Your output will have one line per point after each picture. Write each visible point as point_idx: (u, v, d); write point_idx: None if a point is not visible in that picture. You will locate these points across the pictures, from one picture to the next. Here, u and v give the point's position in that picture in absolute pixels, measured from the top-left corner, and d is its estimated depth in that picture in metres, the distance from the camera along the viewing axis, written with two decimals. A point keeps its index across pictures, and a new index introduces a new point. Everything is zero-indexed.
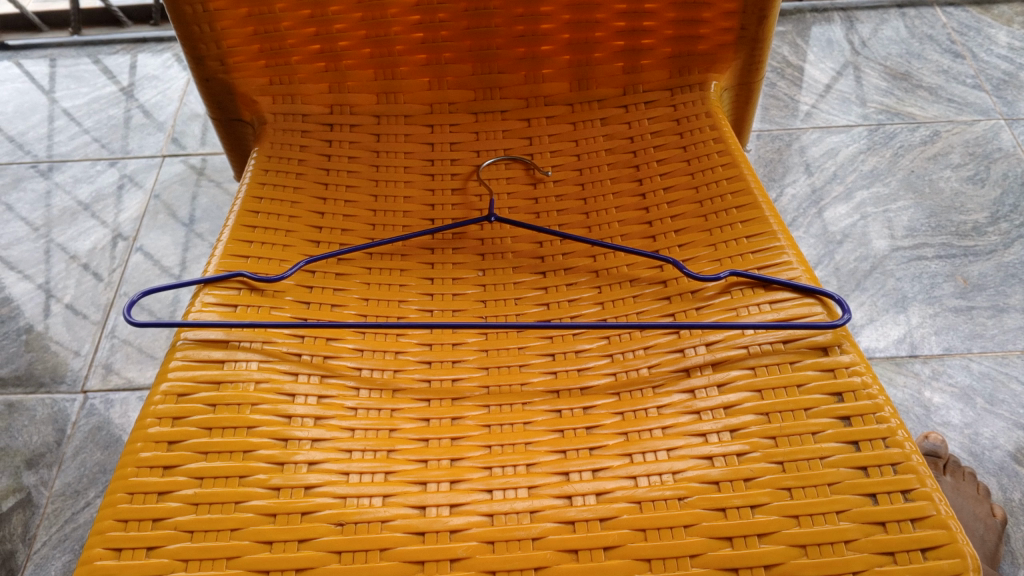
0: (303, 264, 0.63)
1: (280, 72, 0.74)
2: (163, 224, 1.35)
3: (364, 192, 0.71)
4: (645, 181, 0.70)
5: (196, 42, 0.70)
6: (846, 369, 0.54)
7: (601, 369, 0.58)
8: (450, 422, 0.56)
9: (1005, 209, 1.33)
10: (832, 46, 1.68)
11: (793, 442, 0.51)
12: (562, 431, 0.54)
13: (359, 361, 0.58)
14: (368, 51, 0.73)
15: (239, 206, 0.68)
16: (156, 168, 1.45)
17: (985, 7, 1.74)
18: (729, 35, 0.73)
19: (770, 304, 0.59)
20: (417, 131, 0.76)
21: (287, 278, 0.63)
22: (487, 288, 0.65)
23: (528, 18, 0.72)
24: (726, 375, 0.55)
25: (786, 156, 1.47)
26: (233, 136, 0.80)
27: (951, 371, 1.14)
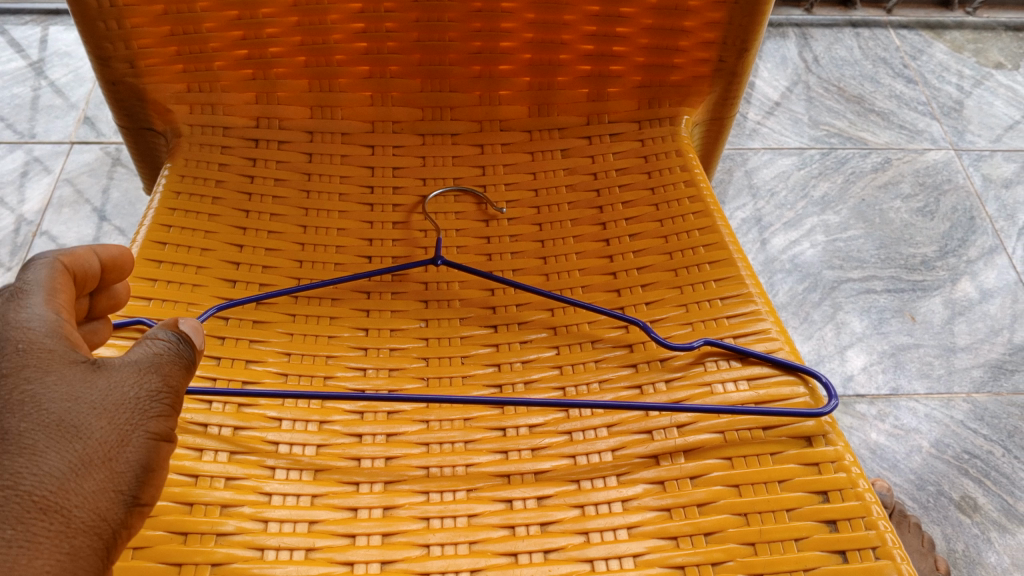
0: (215, 311, 0.54)
1: (199, 78, 0.64)
2: (68, 218, 1.20)
3: (292, 222, 0.63)
4: (609, 225, 0.63)
5: (100, 41, 0.60)
6: (832, 464, 0.48)
7: (558, 450, 0.51)
8: (381, 513, 0.48)
9: (954, 245, 1.31)
10: (785, 62, 1.63)
11: (774, 549, 0.46)
12: (512, 528, 0.48)
13: (279, 434, 0.51)
14: (302, 59, 0.64)
15: (144, 233, 0.59)
16: (64, 155, 1.28)
17: (937, 32, 1.72)
18: (706, 67, 0.66)
19: (748, 381, 0.53)
20: (356, 152, 0.67)
21: None
22: (430, 342, 0.57)
23: (486, 34, 0.64)
24: (701, 465, 0.49)
25: (736, 177, 1.42)
26: (142, 147, 0.70)
27: (898, 413, 1.11)
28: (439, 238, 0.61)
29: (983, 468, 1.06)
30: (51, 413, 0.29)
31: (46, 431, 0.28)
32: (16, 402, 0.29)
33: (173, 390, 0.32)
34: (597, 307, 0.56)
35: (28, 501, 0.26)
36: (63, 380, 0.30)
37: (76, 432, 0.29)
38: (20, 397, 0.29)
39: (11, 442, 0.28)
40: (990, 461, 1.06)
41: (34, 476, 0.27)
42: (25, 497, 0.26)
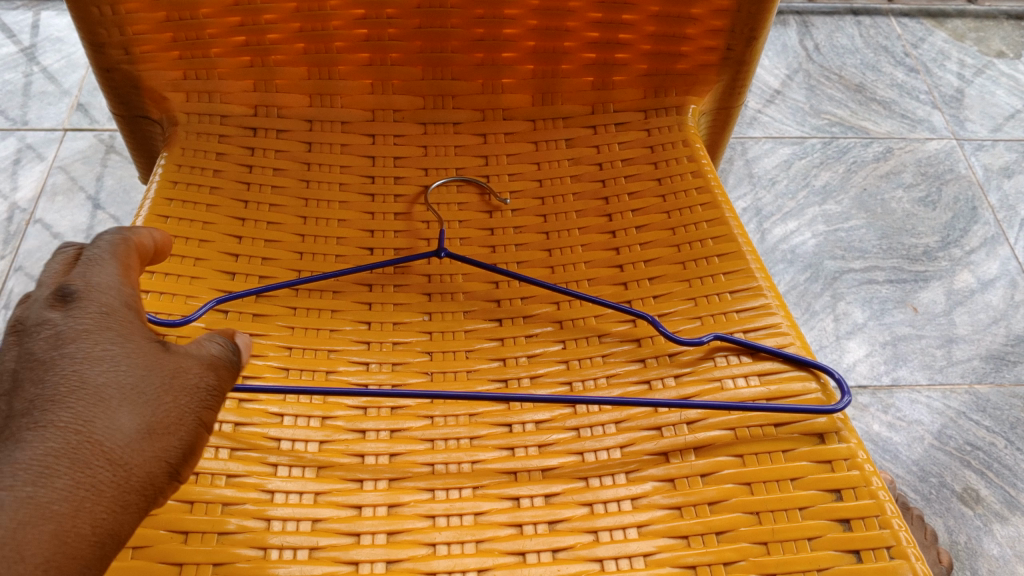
0: (214, 304, 0.53)
1: (196, 65, 0.63)
2: (62, 207, 1.17)
3: (291, 212, 0.61)
4: (615, 216, 0.62)
5: (94, 26, 0.58)
6: (845, 462, 0.47)
7: (566, 446, 0.50)
8: (386, 512, 0.47)
9: (955, 235, 1.26)
10: (785, 51, 1.57)
11: (787, 549, 0.45)
12: (521, 526, 0.47)
13: (281, 430, 0.50)
14: (301, 46, 0.63)
15: (140, 224, 0.58)
16: (58, 142, 1.24)
17: (939, 21, 1.66)
18: (713, 55, 0.65)
19: (759, 377, 0.52)
20: (356, 141, 0.65)
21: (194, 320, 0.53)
22: (433, 336, 0.56)
23: (489, 21, 0.63)
24: (711, 463, 0.48)
25: (735, 166, 1.36)
26: (138, 135, 0.69)
27: (900, 405, 1.06)
28: (442, 230, 0.60)
29: (985, 460, 1.01)
30: (128, 376, 0.32)
31: (124, 391, 0.31)
32: (101, 356, 0.31)
33: (220, 391, 0.35)
34: (604, 301, 0.55)
35: (102, 451, 0.29)
36: (141, 350, 0.33)
37: (148, 401, 0.31)
38: (106, 353, 0.32)
39: (95, 391, 0.30)
40: (992, 453, 1.02)
41: (111, 429, 0.30)
42: (99, 445, 0.29)
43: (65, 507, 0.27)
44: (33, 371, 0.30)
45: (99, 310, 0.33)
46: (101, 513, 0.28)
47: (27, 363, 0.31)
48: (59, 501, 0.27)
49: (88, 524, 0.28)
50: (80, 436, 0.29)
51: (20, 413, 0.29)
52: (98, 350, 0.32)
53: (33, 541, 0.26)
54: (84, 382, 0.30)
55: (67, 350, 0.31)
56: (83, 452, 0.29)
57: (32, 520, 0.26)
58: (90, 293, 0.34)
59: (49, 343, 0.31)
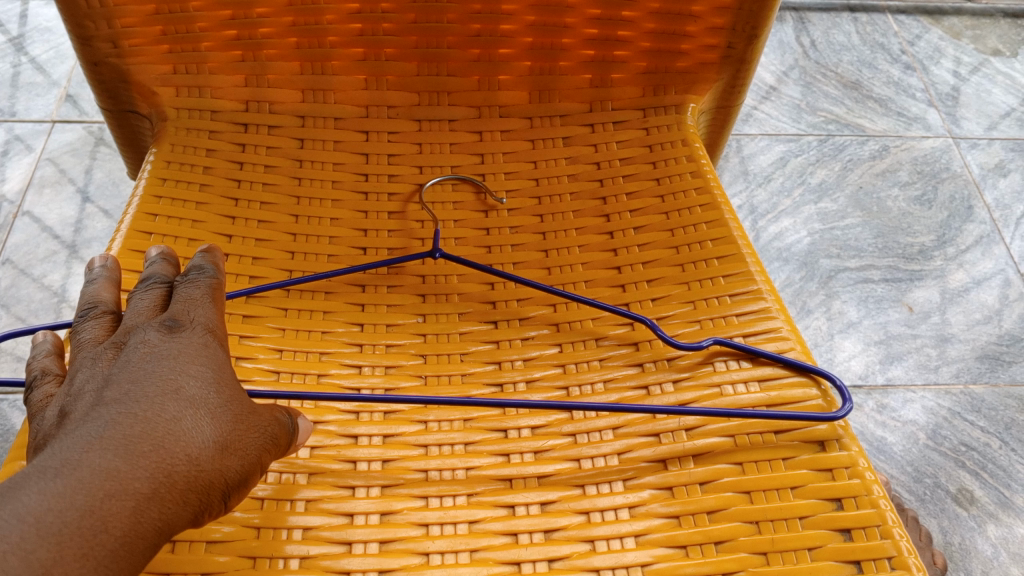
0: None
1: (186, 59, 0.61)
2: (50, 200, 1.14)
3: (283, 211, 0.60)
4: (613, 217, 0.61)
5: (81, 19, 0.57)
6: (846, 470, 0.47)
7: (562, 453, 0.49)
8: (379, 519, 0.46)
9: (951, 233, 1.22)
10: (782, 47, 1.51)
11: (787, 559, 0.44)
12: (516, 535, 0.46)
13: None
14: (294, 40, 0.62)
15: (128, 222, 0.56)
16: (45, 134, 1.22)
17: (935, 18, 1.60)
18: (713, 53, 0.64)
19: (759, 383, 0.51)
20: (349, 138, 0.64)
21: None
22: (427, 338, 0.55)
23: (486, 16, 0.61)
24: (711, 471, 0.48)
25: (729, 163, 1.31)
26: (126, 129, 0.67)
27: (895, 404, 1.03)
28: (437, 230, 0.59)
29: (980, 461, 0.98)
30: (214, 393, 0.35)
31: (211, 404, 0.34)
32: (195, 371, 0.35)
33: (283, 441, 0.38)
34: (601, 303, 0.54)
35: (181, 449, 0.32)
36: (229, 377, 0.36)
37: (229, 418, 0.34)
38: (199, 369, 0.35)
39: (186, 398, 0.33)
40: (987, 454, 0.99)
41: (193, 433, 0.33)
42: (181, 444, 0.32)
43: (142, 488, 0.30)
44: (132, 373, 0.34)
45: (200, 336, 0.37)
46: (168, 504, 0.31)
47: (127, 366, 0.35)
48: (137, 482, 0.30)
49: (157, 511, 0.31)
50: (165, 430, 0.32)
51: (115, 403, 0.32)
52: (192, 366, 0.35)
53: (110, 512, 0.29)
54: (177, 389, 0.34)
55: (164, 362, 0.35)
56: (165, 445, 0.32)
57: (113, 492, 0.29)
58: (192, 323, 0.37)
59: (149, 355, 0.35)
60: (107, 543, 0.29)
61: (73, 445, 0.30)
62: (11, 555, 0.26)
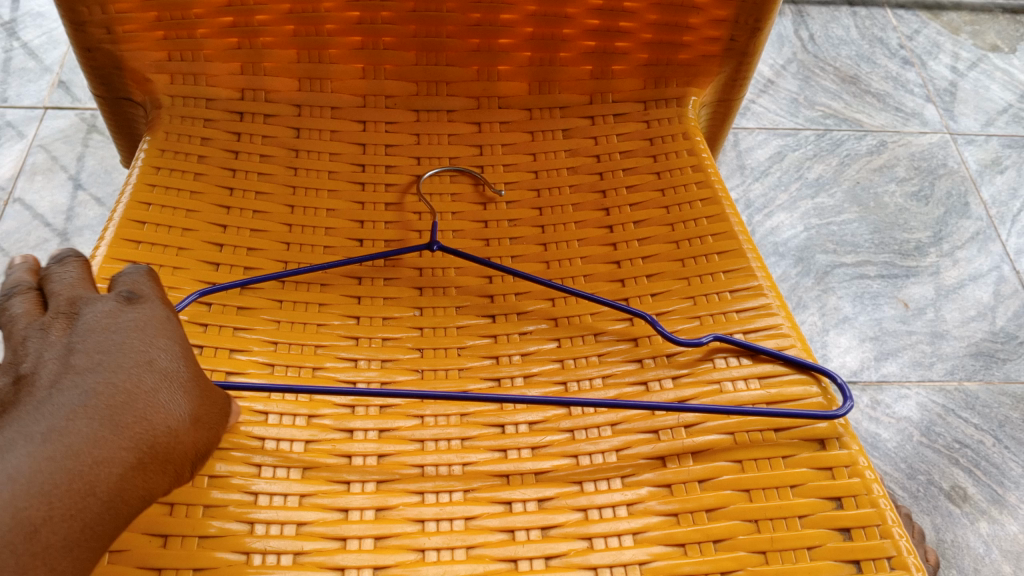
0: (197, 296, 0.51)
1: (181, 45, 0.61)
2: (41, 187, 1.13)
3: (278, 201, 0.59)
4: (612, 211, 0.60)
5: (74, 4, 0.56)
6: (846, 469, 0.46)
7: (560, 450, 0.49)
8: (374, 515, 0.46)
9: (947, 229, 1.22)
10: (781, 40, 1.50)
11: (786, 558, 0.44)
12: (512, 533, 0.46)
13: (266, 429, 0.48)
14: (290, 28, 0.61)
15: (121, 211, 0.56)
16: (38, 120, 1.20)
17: (934, 13, 1.60)
18: (715, 46, 0.63)
19: (759, 380, 0.51)
20: (347, 128, 0.63)
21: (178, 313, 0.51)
22: (424, 332, 0.55)
23: (486, 6, 0.60)
24: (710, 468, 0.47)
25: (727, 156, 1.30)
26: (120, 116, 0.66)
27: (889, 400, 1.03)
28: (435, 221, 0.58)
29: (973, 458, 0.98)
30: (184, 367, 0.37)
31: (182, 378, 0.36)
32: (164, 346, 0.37)
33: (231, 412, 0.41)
34: (600, 299, 0.54)
35: (161, 422, 0.34)
36: (192, 352, 0.38)
37: (198, 393, 0.37)
38: (168, 344, 0.37)
39: (160, 371, 0.35)
40: (981, 451, 0.99)
41: (169, 407, 0.35)
42: (161, 419, 0.34)
43: (126, 458, 0.33)
44: (101, 342, 0.35)
45: (161, 308, 0.38)
46: (149, 472, 0.34)
47: (91, 334, 0.35)
48: (122, 452, 0.33)
49: (138, 479, 0.33)
50: (145, 403, 0.34)
51: (90, 370, 0.34)
52: (161, 339, 0.37)
53: (97, 479, 0.32)
54: (151, 362, 0.35)
55: (133, 333, 0.36)
56: (146, 417, 0.34)
57: (102, 459, 0.32)
58: (147, 296, 0.38)
59: (116, 322, 0.36)
60: (94, 504, 0.31)
61: (57, 410, 0.32)
62: (8, 512, 0.29)
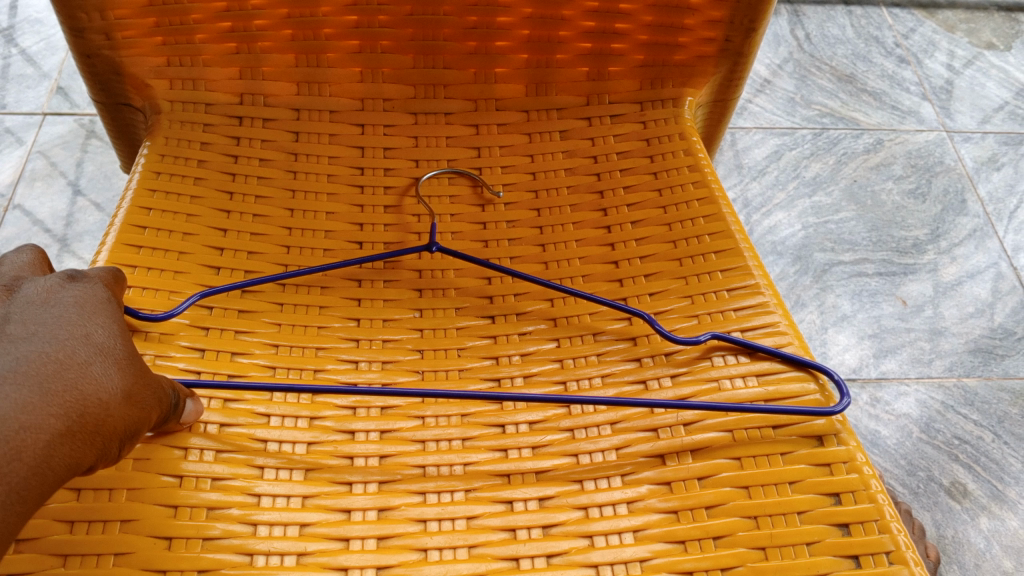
0: (198, 298, 0.52)
1: (180, 51, 0.61)
2: (41, 193, 1.13)
3: (278, 204, 0.60)
4: (610, 211, 0.61)
5: (73, 10, 0.56)
6: (845, 465, 0.47)
7: (560, 448, 0.49)
8: (376, 515, 0.46)
9: (944, 227, 1.22)
10: (776, 40, 1.50)
11: (785, 554, 0.44)
12: (514, 532, 0.46)
13: (268, 431, 0.48)
14: (289, 32, 0.61)
15: (122, 215, 0.56)
16: (37, 126, 1.20)
17: (930, 11, 1.60)
18: (710, 47, 0.64)
19: (757, 377, 0.51)
20: (345, 132, 0.64)
21: (179, 314, 0.51)
22: (424, 333, 0.55)
23: (482, 9, 0.61)
24: (709, 466, 0.48)
25: (724, 156, 1.31)
26: (119, 122, 0.67)
27: (888, 397, 1.03)
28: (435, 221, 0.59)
29: (973, 454, 0.99)
30: (120, 344, 0.38)
31: (117, 354, 0.37)
32: (101, 323, 0.37)
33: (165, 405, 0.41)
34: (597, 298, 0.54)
35: (93, 394, 0.35)
36: (129, 335, 0.39)
37: (133, 371, 0.37)
38: (105, 323, 0.38)
39: (96, 345, 0.36)
40: (980, 447, 0.99)
41: (102, 381, 0.35)
42: (94, 389, 0.35)
43: (55, 424, 0.33)
44: (38, 313, 0.36)
45: (100, 290, 0.40)
46: (78, 442, 0.34)
47: (29, 305, 0.37)
48: (52, 418, 0.33)
49: (67, 447, 0.33)
50: (78, 373, 0.35)
51: (25, 338, 0.35)
52: (98, 317, 0.38)
53: (25, 441, 0.32)
54: (87, 336, 0.36)
55: (70, 309, 0.37)
56: (78, 386, 0.34)
57: (30, 425, 0.32)
58: (88, 281, 0.40)
59: (54, 297, 0.37)
60: (20, 467, 0.31)
61: None
62: None
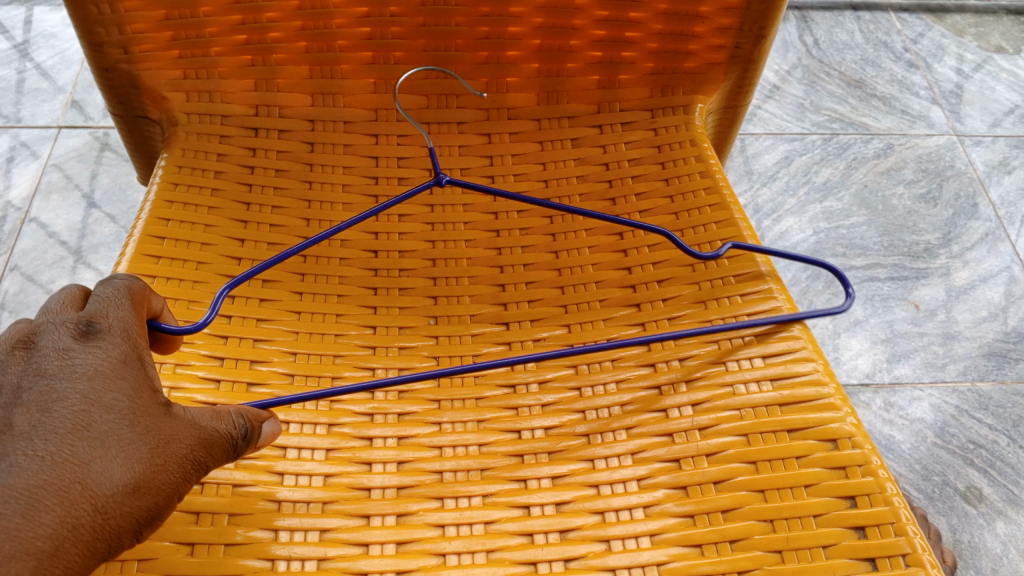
0: (222, 295, 0.46)
1: (196, 64, 0.62)
2: (57, 206, 1.14)
3: (294, 214, 0.60)
4: (622, 217, 0.61)
5: (92, 25, 0.57)
6: (860, 468, 0.47)
7: (576, 454, 0.50)
8: (394, 521, 0.47)
9: (957, 231, 1.22)
10: (785, 46, 1.50)
11: (802, 557, 0.45)
12: (531, 535, 0.46)
13: (287, 438, 0.49)
14: (303, 44, 0.62)
15: (141, 226, 0.57)
16: (52, 140, 1.22)
17: (938, 15, 1.60)
18: (720, 54, 0.64)
19: (771, 382, 0.51)
20: (359, 142, 0.64)
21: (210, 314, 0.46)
22: (439, 341, 0.56)
23: (494, 19, 0.62)
24: (725, 470, 0.48)
25: (734, 162, 1.31)
26: (136, 134, 0.68)
27: (902, 402, 1.03)
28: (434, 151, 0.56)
29: (988, 458, 0.98)
30: (130, 425, 0.34)
31: (123, 443, 0.34)
32: (109, 403, 0.34)
33: (211, 462, 0.38)
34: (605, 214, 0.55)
35: (87, 500, 0.32)
36: (147, 405, 0.36)
37: (145, 456, 0.34)
38: (114, 401, 0.34)
39: (98, 435, 0.33)
40: (996, 451, 0.99)
41: (101, 480, 0.33)
42: (89, 495, 0.32)
43: (44, 546, 0.30)
44: (44, 395, 0.33)
45: (116, 352, 0.36)
46: (72, 556, 0.32)
47: (39, 381, 0.34)
48: (40, 539, 0.30)
49: (60, 565, 0.31)
50: (72, 478, 0.32)
51: (22, 436, 0.32)
52: (108, 395, 0.34)
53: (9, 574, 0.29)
54: (89, 425, 0.33)
55: (78, 386, 0.34)
56: (70, 495, 0.32)
57: (12, 554, 0.30)
58: (110, 334, 0.36)
59: (64, 370, 0.34)
60: None
61: None
62: None
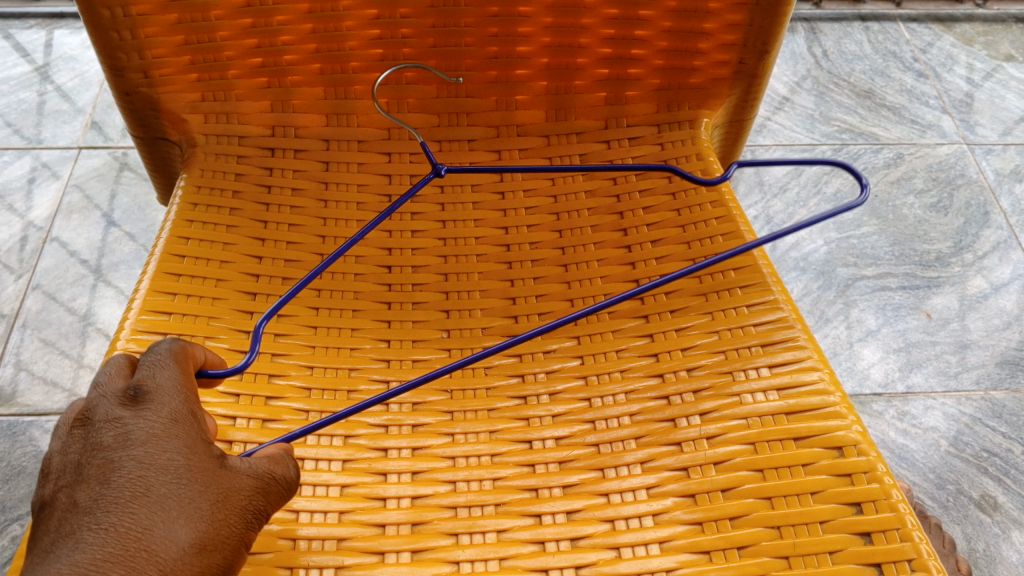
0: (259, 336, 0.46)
1: (213, 87, 0.64)
2: (77, 225, 1.17)
3: (310, 231, 0.62)
4: (631, 230, 0.62)
5: (114, 51, 0.59)
6: (865, 475, 0.48)
7: (587, 463, 0.51)
8: (410, 530, 0.48)
9: (968, 240, 1.22)
10: (794, 58, 1.51)
11: (809, 563, 0.46)
12: (543, 544, 0.47)
13: (304, 449, 0.50)
14: (317, 66, 0.64)
15: (162, 245, 0.59)
16: (72, 161, 1.24)
17: (947, 25, 1.60)
18: (725, 69, 0.66)
19: (778, 392, 0.52)
20: (372, 160, 0.66)
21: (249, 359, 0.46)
22: (452, 353, 0.57)
23: (502, 38, 0.63)
24: (733, 478, 0.49)
25: (745, 174, 1.32)
26: (157, 156, 0.70)
27: (916, 412, 1.03)
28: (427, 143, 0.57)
29: (1002, 467, 0.98)
30: (186, 486, 0.35)
31: (181, 504, 0.35)
32: (164, 465, 0.35)
33: (266, 511, 0.39)
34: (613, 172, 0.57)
35: (156, 564, 0.33)
36: (201, 462, 0.37)
37: (203, 515, 0.35)
38: (169, 461, 0.36)
39: (156, 499, 0.34)
40: (1010, 459, 0.99)
41: (165, 543, 0.33)
42: (155, 559, 0.33)
43: None
44: (103, 468, 0.35)
45: (166, 414, 0.37)
46: None
47: (97, 455, 0.35)
48: None
49: None
50: (137, 546, 0.33)
51: (86, 512, 0.33)
52: (162, 458, 0.35)
53: None
54: (147, 490, 0.34)
55: (133, 453, 0.35)
56: (137, 563, 0.32)
57: None
58: (158, 394, 0.38)
59: (120, 441, 0.36)
60: None
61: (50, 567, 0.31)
62: None
